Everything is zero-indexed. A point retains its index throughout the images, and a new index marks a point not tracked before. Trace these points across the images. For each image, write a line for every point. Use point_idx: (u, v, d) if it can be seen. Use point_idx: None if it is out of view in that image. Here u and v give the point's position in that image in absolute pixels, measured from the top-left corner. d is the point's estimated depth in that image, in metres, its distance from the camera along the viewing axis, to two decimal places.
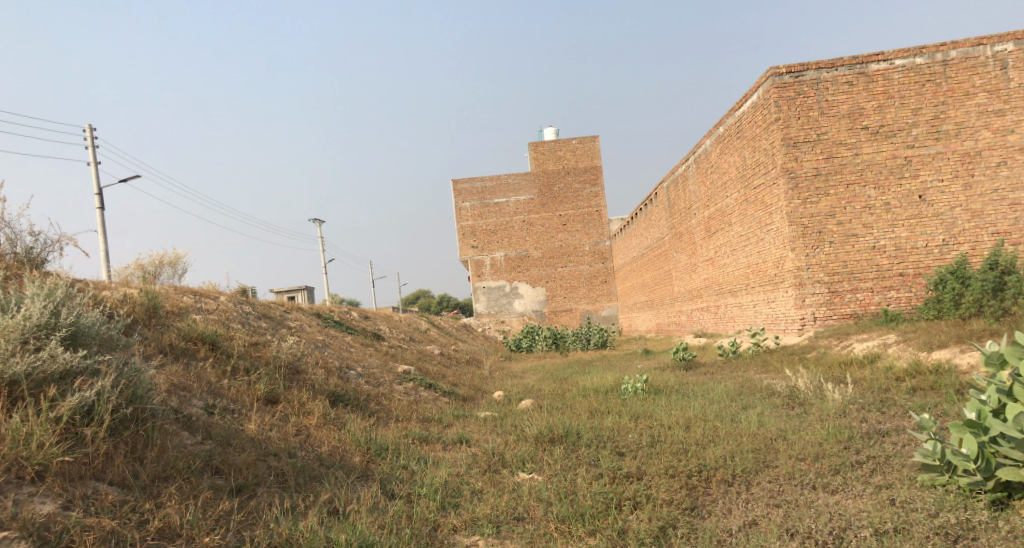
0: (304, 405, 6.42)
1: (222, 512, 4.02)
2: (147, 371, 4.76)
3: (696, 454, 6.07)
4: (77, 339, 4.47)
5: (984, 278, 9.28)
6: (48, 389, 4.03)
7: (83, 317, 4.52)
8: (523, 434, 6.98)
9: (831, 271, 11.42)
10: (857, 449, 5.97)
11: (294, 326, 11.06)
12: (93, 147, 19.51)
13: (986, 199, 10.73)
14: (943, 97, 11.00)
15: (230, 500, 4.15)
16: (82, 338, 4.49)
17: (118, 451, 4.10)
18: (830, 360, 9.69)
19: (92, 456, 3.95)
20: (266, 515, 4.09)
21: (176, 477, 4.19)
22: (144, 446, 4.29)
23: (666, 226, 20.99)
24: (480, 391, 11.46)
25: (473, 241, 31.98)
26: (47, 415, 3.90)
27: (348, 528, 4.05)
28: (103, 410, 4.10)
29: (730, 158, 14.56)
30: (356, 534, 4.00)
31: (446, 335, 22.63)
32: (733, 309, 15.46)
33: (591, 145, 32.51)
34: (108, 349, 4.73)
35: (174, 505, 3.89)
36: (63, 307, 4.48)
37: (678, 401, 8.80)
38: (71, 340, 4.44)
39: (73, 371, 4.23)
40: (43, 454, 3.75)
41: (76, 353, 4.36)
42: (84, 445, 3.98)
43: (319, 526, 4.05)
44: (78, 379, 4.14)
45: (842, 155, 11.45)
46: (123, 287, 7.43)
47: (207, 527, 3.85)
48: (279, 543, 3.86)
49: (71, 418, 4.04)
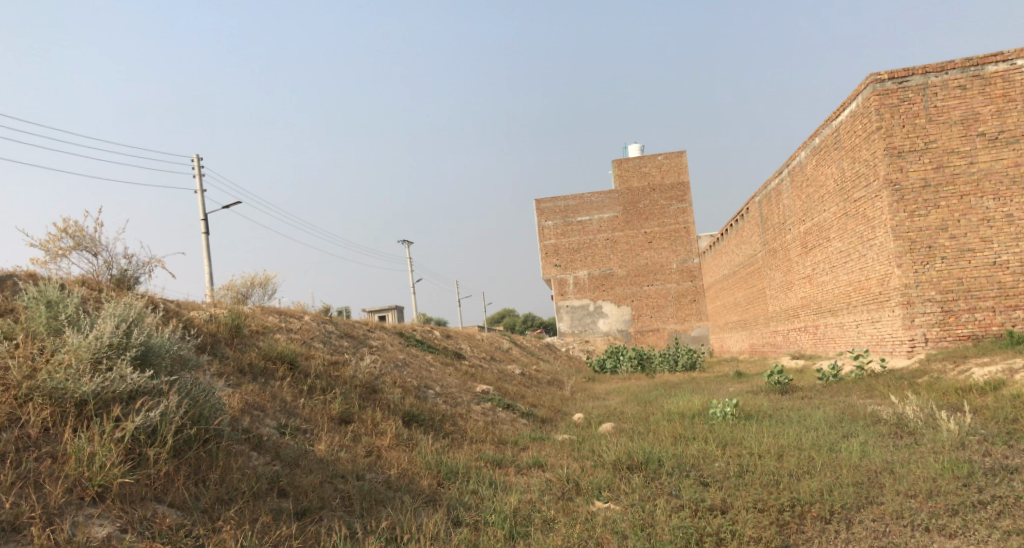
0: (378, 424, 6.38)
1: (282, 535, 3.98)
2: (216, 391, 4.84)
3: (788, 487, 5.57)
4: (148, 358, 4.59)
5: None
6: (114, 409, 4.13)
7: (153, 336, 4.64)
8: (601, 460, 6.67)
9: (943, 288, 10.48)
10: (978, 487, 5.31)
11: (376, 346, 11.17)
12: (200, 176, 20.69)
13: None
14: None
15: (290, 525, 4.11)
16: (152, 357, 4.60)
17: (180, 472, 4.14)
18: (945, 386, 8.81)
19: (154, 477, 4.00)
20: (324, 542, 4.02)
21: (238, 499, 4.19)
22: (208, 467, 4.32)
23: (758, 242, 20.09)
24: (560, 413, 11.19)
25: (556, 260, 31.81)
26: (111, 435, 3.99)
27: None
28: (166, 430, 4.18)
29: (827, 170, 13.74)
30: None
31: (527, 355, 22.43)
32: (833, 329, 14.49)
33: (678, 161, 31.75)
34: (179, 368, 4.84)
35: (230, 529, 3.87)
36: (136, 327, 4.61)
37: (771, 428, 8.21)
38: (142, 360, 4.56)
39: (140, 391, 4.33)
40: (104, 475, 3.81)
41: (145, 372, 4.47)
42: (147, 465, 4.04)
43: None
44: (144, 399, 4.22)
45: (955, 164, 10.54)
46: (211, 307, 7.68)
47: None
48: None
49: (136, 438, 4.11)
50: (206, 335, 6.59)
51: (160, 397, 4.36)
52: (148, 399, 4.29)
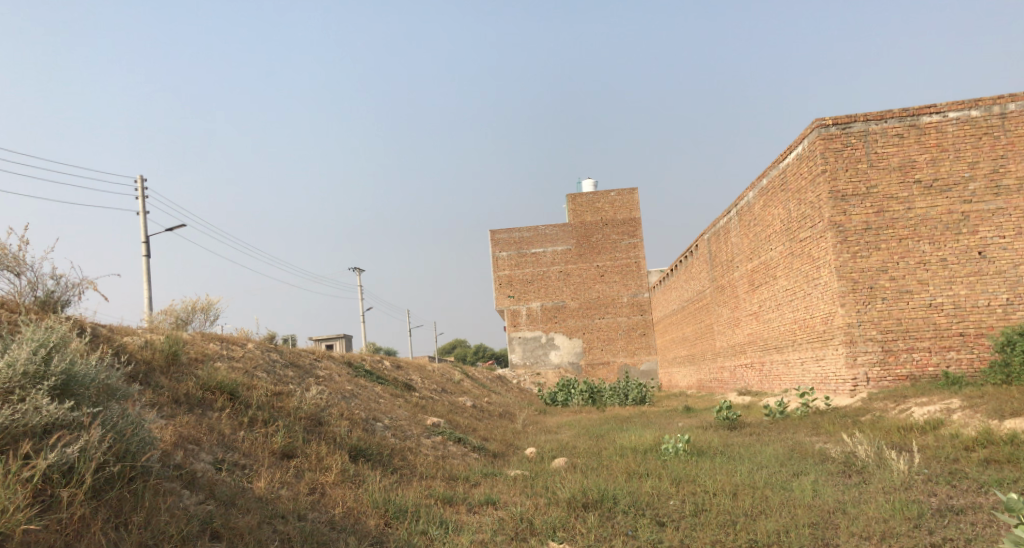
0: (322, 459, 6.07)
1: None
2: (146, 423, 4.48)
3: (745, 527, 5.48)
4: (69, 388, 4.22)
5: None
6: (23, 444, 3.77)
7: (77, 363, 4.28)
8: (555, 498, 6.46)
9: (884, 328, 10.72)
10: (930, 529, 5.31)
11: (322, 375, 10.76)
12: (143, 197, 19.93)
13: None
14: (1002, 150, 10.47)
15: None
16: (74, 387, 4.23)
17: (98, 515, 3.80)
18: (888, 424, 8.94)
19: (67, 522, 3.65)
20: None
21: (164, 544, 3.84)
22: (131, 509, 3.98)
23: (707, 278, 20.41)
24: (511, 447, 10.95)
25: (509, 291, 31.72)
26: (19, 474, 3.61)
27: None
28: (84, 468, 3.83)
29: (774, 211, 14.07)
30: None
31: (478, 387, 22.08)
32: (779, 366, 14.70)
33: (630, 197, 32.23)
34: (105, 399, 4.46)
35: None
36: (57, 353, 4.26)
37: (722, 465, 8.16)
38: (62, 390, 4.19)
39: (58, 424, 3.99)
40: (7, 520, 3.40)
41: (64, 404, 4.11)
42: (60, 508, 3.69)
43: None
44: (60, 434, 3.88)
45: (894, 209, 10.88)
46: (145, 332, 7.25)
47: None
48: None
49: (48, 477, 3.75)
50: (140, 363, 6.19)
51: (79, 430, 4.01)
52: (66, 433, 3.93)
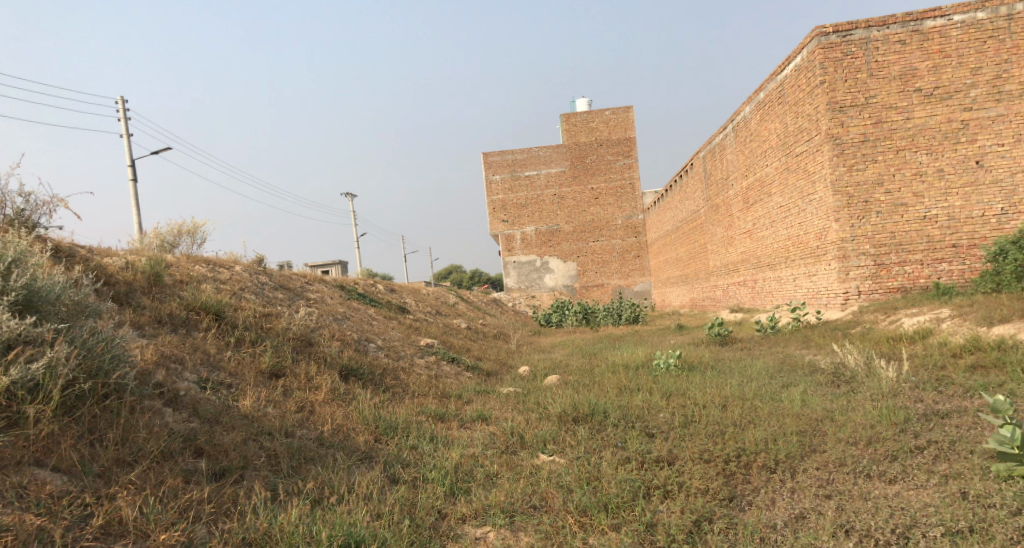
0: (311, 378, 6.05)
1: (193, 499, 3.76)
2: (120, 338, 4.36)
3: (733, 436, 5.51)
4: (32, 304, 4.13)
5: None
6: None
7: (38, 279, 4.17)
8: (546, 413, 6.49)
9: (877, 242, 10.63)
10: (916, 433, 5.36)
11: (314, 298, 10.70)
12: (125, 119, 19.28)
13: None
14: (1006, 54, 10.09)
15: (204, 488, 3.87)
16: (38, 303, 4.15)
17: (68, 432, 3.82)
18: (877, 335, 8.99)
19: (34, 439, 3.69)
20: (241, 506, 3.80)
21: (142, 460, 3.92)
22: (106, 426, 4.00)
23: (702, 198, 20.18)
24: (505, 366, 11.03)
25: (503, 215, 31.45)
26: None
27: (334, 522, 3.72)
28: (49, 385, 3.81)
29: (771, 125, 13.70)
30: (342, 529, 3.68)
31: (473, 309, 22.19)
32: (772, 283, 14.70)
33: (624, 115, 31.45)
34: (75, 316, 4.38)
35: (126, 496, 3.63)
36: (16, 268, 4.13)
37: (713, 378, 8.22)
38: (24, 305, 4.10)
39: (21, 339, 3.89)
40: None
41: (26, 319, 4.01)
42: (28, 425, 3.71)
43: (304, 520, 3.74)
44: (22, 351, 3.81)
45: (892, 119, 10.58)
46: (126, 255, 7.08)
47: (166, 522, 3.58)
48: (254, 539, 3.59)
49: (13, 394, 3.73)
50: (120, 283, 6.06)
51: (44, 346, 3.93)
52: (29, 348, 3.85)
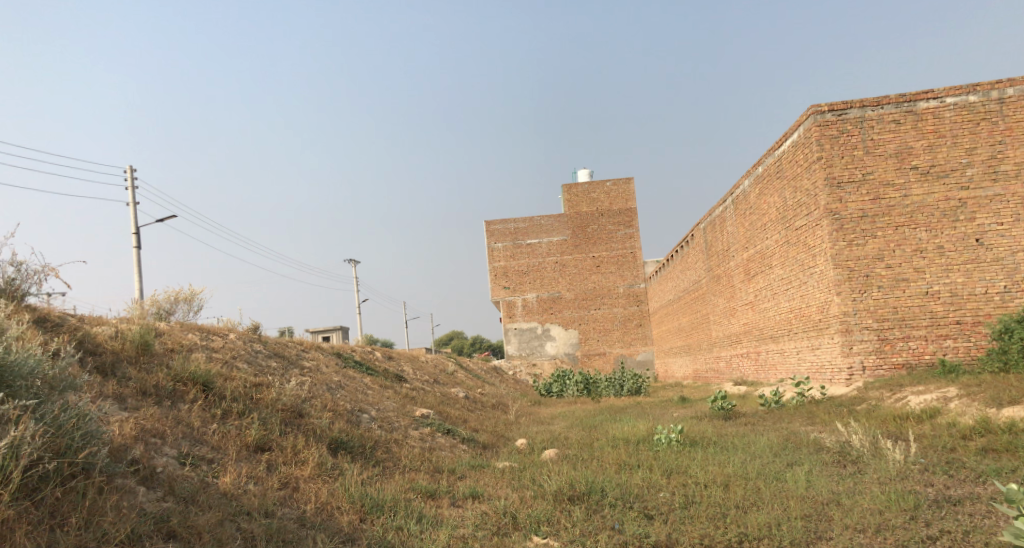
0: (298, 452, 5.88)
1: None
2: (95, 414, 4.45)
3: (735, 520, 5.27)
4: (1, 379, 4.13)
5: None
6: None
7: (10, 354, 4.20)
8: (541, 491, 6.25)
9: (880, 317, 10.53)
10: (926, 520, 5.13)
11: (309, 366, 10.53)
12: (132, 186, 19.56)
13: None
14: (1000, 135, 10.25)
15: None
16: (7, 377, 4.15)
17: (25, 518, 3.75)
18: (883, 413, 8.78)
19: None
20: None
21: (106, 545, 3.84)
22: (69, 509, 3.96)
23: (703, 269, 20.21)
24: (502, 438, 10.76)
25: (505, 282, 31.47)
26: None
27: None
28: (9, 467, 3.77)
29: (770, 199, 13.82)
30: None
31: (473, 378, 21.89)
32: (775, 356, 14.52)
33: (625, 187, 31.89)
34: (48, 392, 4.39)
35: None
36: None
37: (716, 455, 7.98)
38: None
39: None
40: None
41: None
42: None
43: None
44: None
45: (890, 196, 10.66)
46: (118, 322, 7.01)
47: None
48: None
49: None
50: (106, 353, 5.98)
51: (9, 425, 3.93)
52: None
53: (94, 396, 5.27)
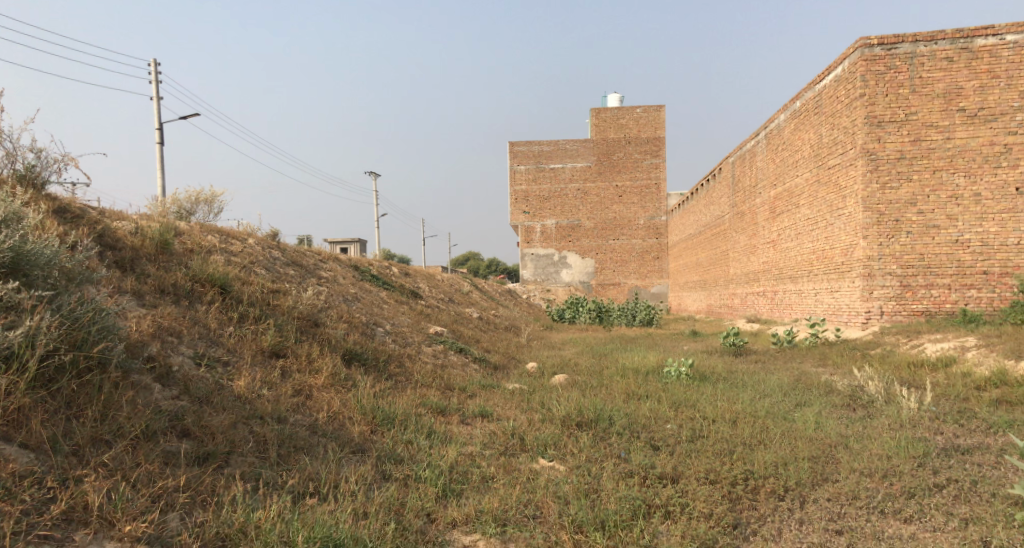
0: (313, 361, 5.94)
1: (167, 488, 3.79)
2: (111, 310, 4.47)
3: (741, 457, 5.26)
4: (19, 268, 4.15)
5: None
6: None
7: (27, 242, 4.19)
8: (550, 415, 6.28)
9: (905, 263, 10.28)
10: (934, 469, 5.09)
11: (326, 277, 10.55)
12: (155, 82, 19.22)
13: None
14: None
15: (183, 473, 3.93)
16: (24, 267, 4.17)
17: (42, 405, 3.84)
18: (898, 359, 8.69)
19: (5, 411, 3.69)
20: (223, 496, 3.87)
21: (121, 439, 3.95)
22: (86, 401, 4.04)
23: (728, 204, 19.80)
24: (513, 360, 10.86)
25: (525, 206, 31.14)
26: None
27: (316, 521, 3.74)
28: (25, 355, 3.82)
29: (805, 135, 13.31)
30: (323, 530, 3.67)
31: (487, 299, 21.98)
32: (792, 296, 14.37)
33: (656, 115, 30.81)
34: (65, 283, 4.41)
35: (94, 481, 3.63)
36: (6, 230, 4.16)
37: (725, 391, 7.99)
38: (11, 268, 4.13)
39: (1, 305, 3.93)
40: None
41: (10, 284, 4.04)
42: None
43: (284, 515, 3.77)
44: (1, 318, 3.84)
45: (932, 138, 10.20)
46: (137, 219, 6.97)
47: (134, 512, 3.57)
48: (231, 534, 3.63)
49: None
50: (126, 249, 5.95)
51: (26, 314, 3.97)
52: (9, 316, 3.89)
53: (113, 291, 5.30)
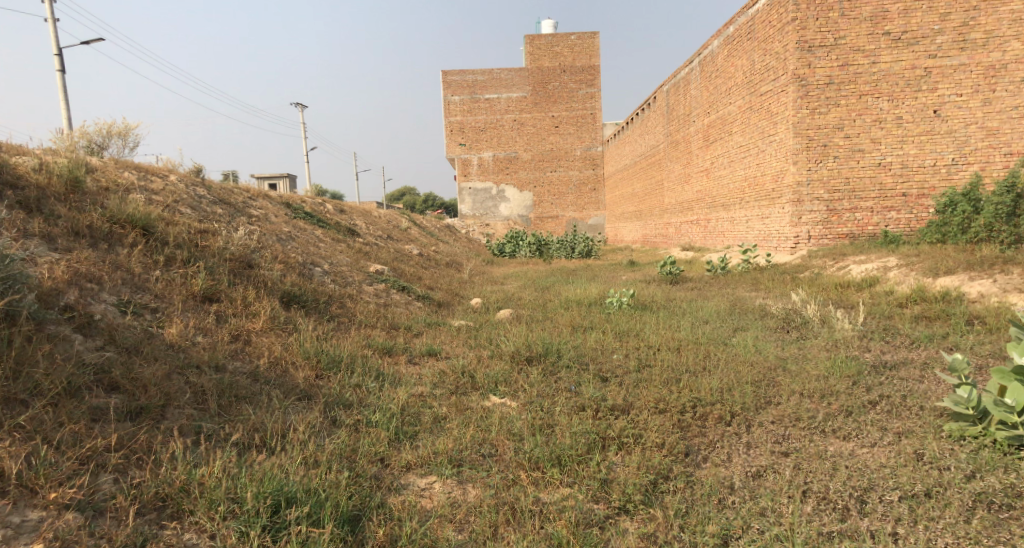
0: (249, 305, 5.65)
1: (97, 448, 3.58)
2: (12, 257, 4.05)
3: (688, 385, 5.33)
4: None
5: (999, 200, 8.27)
6: None
7: None
8: (498, 351, 6.22)
9: (832, 188, 10.55)
10: (867, 387, 5.29)
11: (257, 216, 10.05)
12: (50, 2, 17.41)
13: (1006, 116, 9.69)
14: (976, 1, 9.77)
15: (113, 431, 3.70)
16: None
17: None
18: (826, 281, 9.00)
19: None
20: (160, 454, 3.67)
21: (40, 399, 3.68)
22: None
23: (663, 132, 19.80)
24: (457, 296, 10.74)
25: (460, 138, 30.44)
26: None
27: (259, 474, 3.60)
28: None
29: (738, 61, 13.30)
30: (271, 485, 3.53)
31: (426, 235, 21.65)
32: (725, 224, 14.67)
33: (590, 42, 30.05)
34: None
35: (11, 448, 3.39)
36: None
37: (666, 319, 8.14)
38: None
39: None
40: None
41: None
42: None
43: (225, 471, 3.62)
44: None
45: (858, 63, 10.32)
46: (41, 154, 6.37)
47: (59, 478, 3.38)
48: (170, 494, 3.48)
49: None
50: (30, 188, 5.42)
51: None
52: None
53: (17, 236, 4.86)
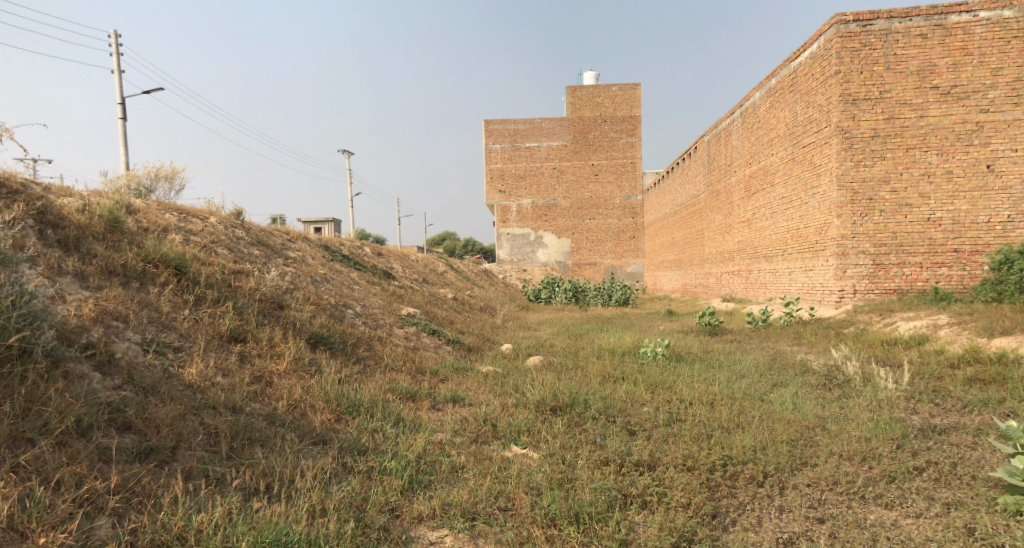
0: (274, 346, 5.66)
1: (97, 490, 3.56)
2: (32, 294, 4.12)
3: (720, 442, 5.08)
4: None
5: None
6: None
7: None
8: (524, 400, 6.06)
9: (878, 242, 10.24)
10: (912, 451, 4.97)
11: (294, 258, 10.19)
12: (116, 54, 18.37)
13: None
14: None
15: (116, 473, 3.68)
16: None
17: None
18: (872, 337, 8.63)
19: None
20: (160, 498, 3.63)
21: (48, 437, 3.68)
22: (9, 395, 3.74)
23: (703, 182, 19.65)
24: (488, 342, 10.63)
25: (500, 185, 30.76)
26: None
27: (262, 525, 3.52)
28: None
29: (780, 113, 13.18)
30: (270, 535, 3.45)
31: (462, 280, 21.69)
32: (766, 275, 14.32)
33: (632, 93, 30.35)
34: None
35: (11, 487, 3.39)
36: None
37: (702, 372, 7.87)
38: None
39: None
40: None
41: None
42: None
43: (224, 520, 3.55)
44: None
45: (905, 116, 10.11)
46: (87, 196, 6.58)
47: (52, 521, 3.37)
48: (167, 540, 3.42)
49: None
50: (71, 227, 5.57)
51: None
52: None
53: (52, 274, 4.98)
